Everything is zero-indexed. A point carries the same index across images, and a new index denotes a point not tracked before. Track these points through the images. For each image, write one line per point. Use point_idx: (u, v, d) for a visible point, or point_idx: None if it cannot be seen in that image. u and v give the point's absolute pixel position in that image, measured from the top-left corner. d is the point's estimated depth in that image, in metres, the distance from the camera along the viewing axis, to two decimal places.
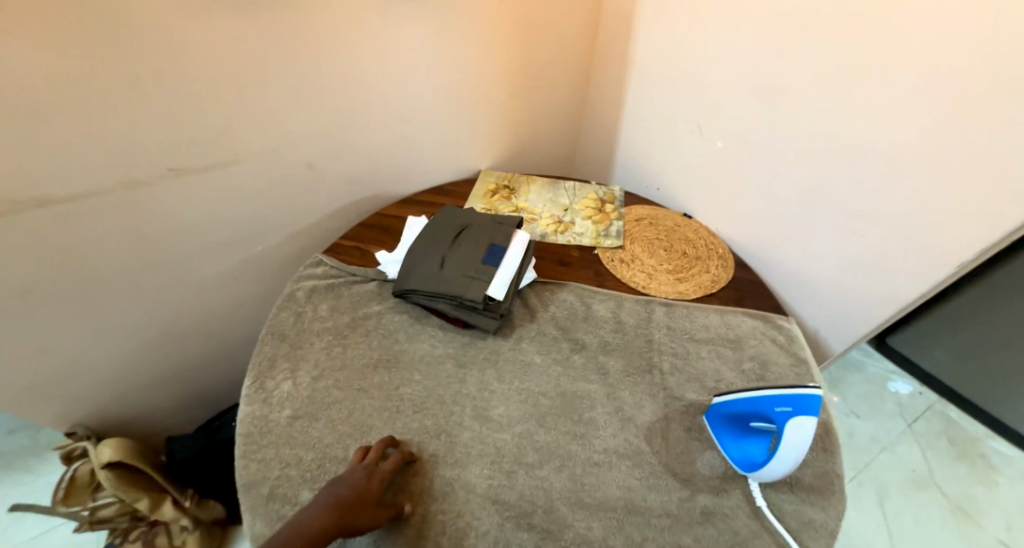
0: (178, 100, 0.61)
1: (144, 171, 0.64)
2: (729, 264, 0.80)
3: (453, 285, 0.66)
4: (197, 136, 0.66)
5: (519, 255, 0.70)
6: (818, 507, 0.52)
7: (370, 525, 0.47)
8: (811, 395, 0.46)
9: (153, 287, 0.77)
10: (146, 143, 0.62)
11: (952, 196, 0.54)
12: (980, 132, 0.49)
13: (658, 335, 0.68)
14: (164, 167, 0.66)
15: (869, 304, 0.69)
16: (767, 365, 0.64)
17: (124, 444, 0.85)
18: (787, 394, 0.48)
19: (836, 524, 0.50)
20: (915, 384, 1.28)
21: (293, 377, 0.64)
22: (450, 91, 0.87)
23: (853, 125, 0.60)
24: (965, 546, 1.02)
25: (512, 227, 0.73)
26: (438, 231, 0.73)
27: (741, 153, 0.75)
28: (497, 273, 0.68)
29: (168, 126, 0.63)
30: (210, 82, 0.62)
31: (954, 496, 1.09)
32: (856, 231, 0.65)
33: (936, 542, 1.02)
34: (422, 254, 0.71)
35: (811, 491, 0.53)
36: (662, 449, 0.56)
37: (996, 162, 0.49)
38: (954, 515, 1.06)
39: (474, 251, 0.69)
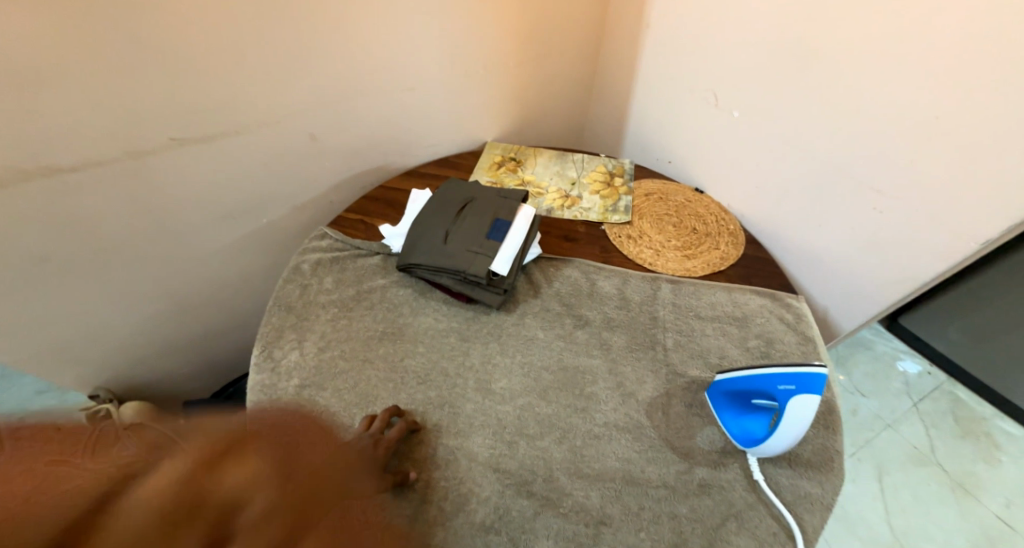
0: (178, 69, 0.60)
1: (147, 141, 0.64)
2: (739, 240, 0.78)
3: (457, 260, 0.66)
4: (199, 106, 0.65)
5: (523, 230, 0.69)
6: (815, 482, 0.52)
7: (377, 490, 0.49)
8: (815, 374, 0.46)
9: (163, 257, 0.79)
10: (148, 112, 0.62)
11: (975, 172, 0.52)
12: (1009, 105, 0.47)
13: (663, 312, 0.68)
14: (167, 137, 0.65)
15: (882, 284, 0.67)
16: (772, 343, 0.64)
17: (144, 407, 0.90)
18: (791, 373, 0.47)
19: (833, 499, 0.51)
20: (926, 364, 1.27)
21: (300, 348, 0.65)
22: (455, 59, 0.84)
23: (875, 97, 0.56)
24: (964, 522, 1.03)
25: (518, 202, 0.73)
26: (442, 205, 0.72)
27: (756, 127, 0.72)
28: (502, 249, 0.67)
29: (169, 96, 0.62)
30: (210, 50, 0.61)
31: (956, 474, 1.09)
32: (873, 208, 0.62)
33: (934, 517, 1.03)
34: (426, 228, 0.70)
35: (810, 467, 0.53)
36: (662, 424, 0.57)
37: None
38: (954, 492, 1.07)
39: (479, 226, 0.69)
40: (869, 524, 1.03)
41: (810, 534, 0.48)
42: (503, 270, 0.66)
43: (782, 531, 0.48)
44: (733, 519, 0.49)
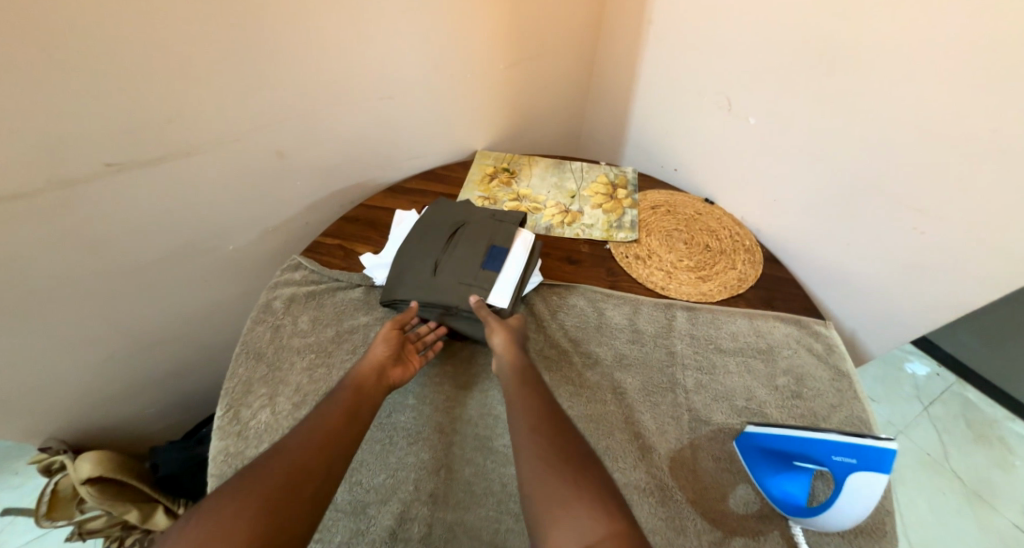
0: (110, 84, 0.51)
1: (75, 168, 0.54)
2: (756, 258, 0.72)
3: (450, 298, 0.58)
4: (140, 126, 0.56)
5: (523, 258, 0.62)
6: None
7: (388, 353, 0.54)
8: (884, 449, 0.39)
9: (112, 297, 0.69)
10: (76, 135, 0.52)
11: None
12: None
13: (680, 346, 0.60)
14: (102, 163, 0.56)
15: (921, 308, 0.60)
16: (803, 381, 0.56)
17: (105, 458, 0.83)
18: (853, 444, 0.41)
19: None
20: (933, 366, 1.19)
21: (271, 405, 0.56)
22: (439, 62, 0.76)
23: (923, 106, 0.49)
24: (982, 532, 0.93)
25: (515, 225, 0.65)
26: (429, 230, 0.64)
27: (777, 135, 0.65)
28: (500, 279, 0.60)
29: (101, 114, 0.52)
30: (149, 60, 0.52)
31: (969, 479, 1.00)
32: (913, 228, 0.56)
33: (951, 529, 0.93)
34: (413, 258, 0.62)
35: (860, 534, 0.44)
36: (690, 485, 0.48)
37: None
38: (969, 500, 0.97)
39: (472, 255, 0.61)
40: None
41: None
42: (502, 303, 0.59)
43: None
44: None
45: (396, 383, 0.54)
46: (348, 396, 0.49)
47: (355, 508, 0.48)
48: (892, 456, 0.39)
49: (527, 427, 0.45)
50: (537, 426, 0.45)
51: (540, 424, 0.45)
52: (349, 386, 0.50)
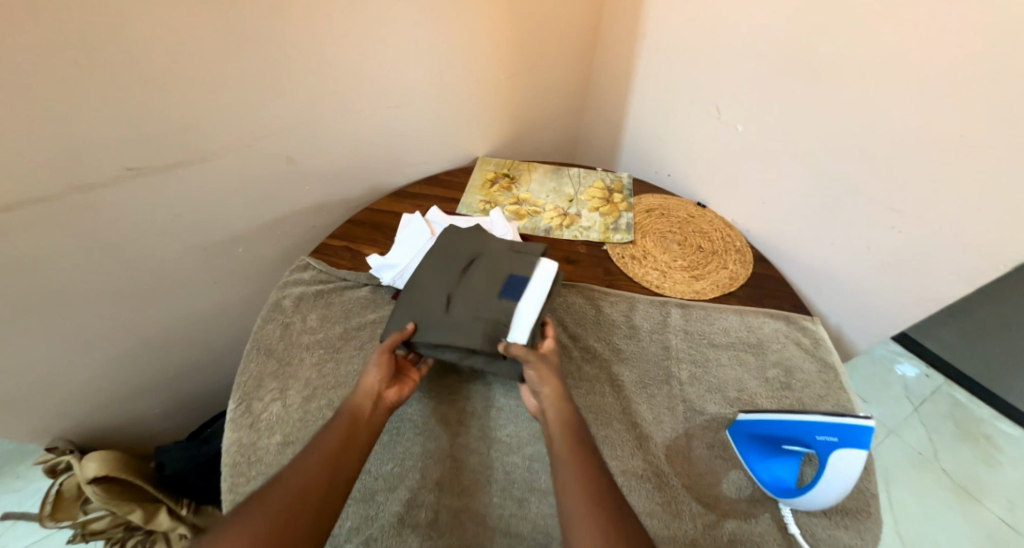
0: (132, 93, 0.53)
1: (95, 172, 0.56)
2: (747, 258, 0.75)
3: (464, 334, 0.53)
4: (157, 134, 0.58)
5: (544, 291, 0.56)
6: (854, 532, 0.45)
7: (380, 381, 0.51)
8: (860, 426, 0.42)
9: (123, 297, 0.71)
10: (98, 141, 0.54)
11: (998, 187, 0.48)
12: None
13: (675, 340, 0.63)
14: (120, 167, 0.58)
15: (902, 304, 0.63)
16: (792, 373, 0.59)
17: (110, 458, 0.84)
18: (835, 424, 0.43)
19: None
20: (922, 367, 1.20)
21: (282, 398, 0.59)
22: (442, 71, 0.79)
23: (896, 112, 0.53)
24: (968, 527, 0.95)
25: (536, 257, 0.60)
26: (443, 262, 0.61)
27: (763, 141, 0.68)
28: (519, 313, 0.54)
29: (121, 121, 0.55)
30: (169, 71, 0.54)
31: (957, 476, 1.02)
32: (891, 227, 0.59)
33: (940, 524, 0.96)
34: (425, 290, 0.58)
35: (845, 514, 0.46)
36: (685, 470, 0.50)
37: None
38: (956, 496, 0.99)
39: (490, 287, 0.57)
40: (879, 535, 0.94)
41: None
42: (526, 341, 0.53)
43: None
44: None
45: (392, 403, 0.52)
46: (345, 423, 0.47)
47: (363, 495, 0.50)
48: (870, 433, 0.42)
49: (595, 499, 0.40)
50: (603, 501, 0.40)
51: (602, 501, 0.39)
52: (346, 417, 0.47)
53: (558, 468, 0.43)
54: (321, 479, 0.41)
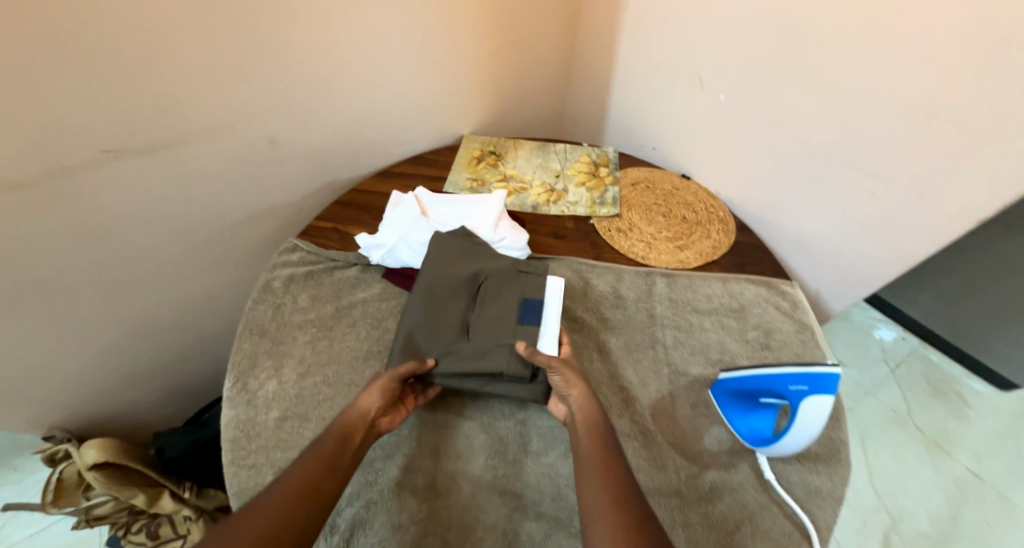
0: (107, 75, 0.52)
1: (73, 156, 0.55)
2: (730, 227, 0.76)
3: (491, 360, 0.53)
4: (134, 115, 0.57)
5: (559, 308, 0.58)
6: (825, 476, 0.48)
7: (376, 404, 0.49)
8: (828, 373, 0.45)
9: (110, 283, 0.71)
10: (74, 124, 0.53)
11: (965, 147, 0.50)
12: (989, 83, 0.45)
13: (660, 308, 0.65)
14: (98, 149, 0.57)
15: (877, 266, 0.65)
16: (772, 334, 0.61)
17: (109, 444, 0.85)
18: (804, 374, 0.45)
19: (845, 492, 0.46)
20: (900, 330, 1.24)
21: (277, 376, 0.60)
22: (424, 46, 0.78)
23: (872, 76, 0.54)
24: (938, 477, 1.01)
25: (542, 275, 0.61)
26: (449, 284, 0.58)
27: (745, 110, 0.69)
28: (542, 332, 0.56)
29: (97, 103, 0.54)
30: (144, 50, 0.53)
31: (929, 432, 1.08)
32: (866, 190, 0.61)
33: (912, 476, 1.01)
34: (436, 318, 0.56)
35: (818, 460, 0.48)
36: (669, 428, 0.52)
37: (1004, 112, 0.46)
38: (928, 450, 1.05)
39: (507, 313, 0.57)
40: (856, 490, 1.00)
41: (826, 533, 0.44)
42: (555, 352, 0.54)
43: (797, 531, 0.44)
44: (747, 523, 0.44)
45: (381, 433, 0.50)
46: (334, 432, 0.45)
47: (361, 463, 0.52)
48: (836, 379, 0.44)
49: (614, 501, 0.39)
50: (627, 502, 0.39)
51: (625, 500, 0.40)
52: (339, 428, 0.46)
53: (582, 470, 0.43)
54: (313, 490, 0.40)
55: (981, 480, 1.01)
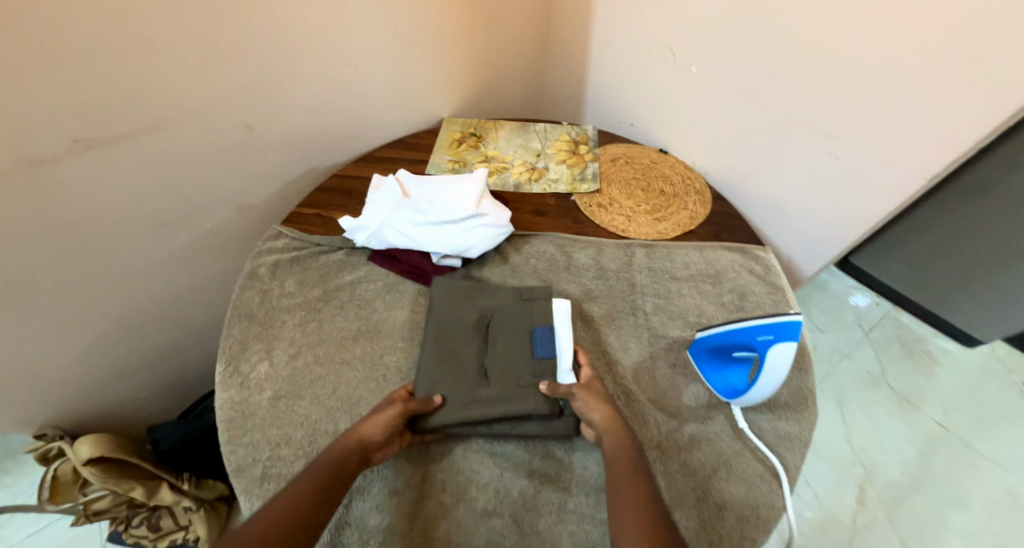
0: (74, 62, 0.51)
1: (44, 147, 0.55)
2: (706, 198, 0.79)
3: (517, 402, 0.51)
4: (105, 103, 0.56)
5: (569, 331, 0.56)
6: (793, 421, 0.51)
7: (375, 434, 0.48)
8: (792, 321, 0.45)
9: (92, 278, 0.70)
10: (43, 114, 0.52)
11: (916, 106, 0.53)
12: (938, 42, 0.48)
13: (639, 277, 0.67)
14: (69, 139, 0.56)
15: (844, 227, 0.68)
16: (746, 296, 0.64)
17: (103, 439, 0.84)
18: (769, 323, 0.46)
19: (811, 435, 0.50)
20: (873, 296, 1.30)
21: (268, 358, 0.61)
22: (399, 27, 0.77)
23: (832, 41, 0.56)
24: (909, 431, 1.07)
25: (547, 299, 0.59)
26: (457, 329, 0.57)
27: (715, 81, 0.71)
28: (557, 360, 0.54)
29: (65, 91, 0.53)
30: (109, 35, 0.52)
31: (901, 389, 1.13)
32: (830, 153, 0.63)
33: (885, 431, 1.07)
34: (453, 370, 0.54)
35: (787, 408, 0.52)
36: (649, 386, 0.55)
37: (951, 67, 0.48)
38: (899, 406, 1.10)
39: (519, 349, 0.55)
40: (832, 446, 1.05)
41: (793, 472, 0.48)
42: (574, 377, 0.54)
43: (767, 471, 0.47)
44: (723, 468, 0.48)
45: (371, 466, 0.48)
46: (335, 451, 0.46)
47: None
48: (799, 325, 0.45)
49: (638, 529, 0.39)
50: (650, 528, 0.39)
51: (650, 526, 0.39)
52: (335, 452, 0.46)
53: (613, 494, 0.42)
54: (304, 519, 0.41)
55: (948, 431, 1.07)
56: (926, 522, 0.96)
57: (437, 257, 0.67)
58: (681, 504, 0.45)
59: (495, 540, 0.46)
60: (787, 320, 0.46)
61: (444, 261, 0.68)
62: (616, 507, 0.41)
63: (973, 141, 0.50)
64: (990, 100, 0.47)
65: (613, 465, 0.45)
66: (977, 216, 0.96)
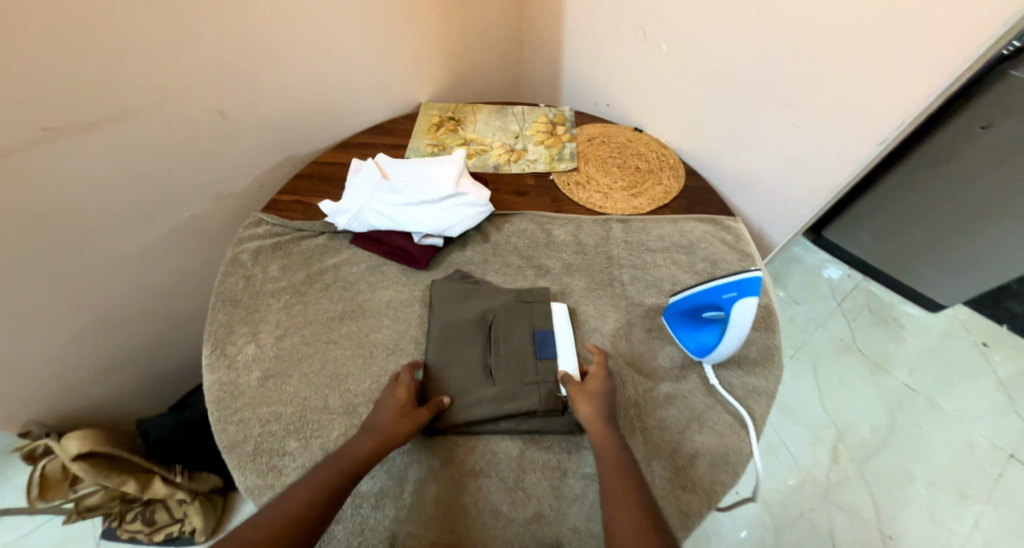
0: (37, 46, 0.50)
1: (12, 135, 0.54)
2: (679, 172, 0.81)
3: (522, 399, 0.53)
4: (73, 88, 0.56)
5: (571, 335, 0.59)
6: (761, 376, 0.57)
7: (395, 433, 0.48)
8: (753, 278, 0.48)
9: (70, 271, 0.70)
10: (10, 102, 0.51)
11: (867, 74, 0.56)
12: (883, 9, 0.50)
13: (617, 250, 0.69)
14: (37, 127, 0.55)
15: (807, 195, 0.71)
16: (717, 264, 0.67)
17: (91, 435, 0.81)
18: (732, 281, 0.49)
19: (776, 388, 0.55)
20: (845, 267, 1.34)
21: (255, 340, 0.62)
22: (373, 10, 0.77)
23: (791, 13, 0.58)
24: (880, 394, 1.12)
25: (546, 302, 0.62)
26: (461, 331, 0.59)
27: (684, 57, 0.73)
28: (560, 361, 0.57)
29: (30, 77, 0.52)
30: (73, 18, 0.51)
31: (872, 355, 1.18)
32: (792, 124, 0.66)
33: (858, 394, 1.12)
34: (456, 369, 0.56)
35: (756, 363, 0.57)
36: (627, 350, 0.58)
37: (896, 32, 0.51)
38: (871, 371, 1.16)
39: (523, 349, 0.57)
40: (807, 411, 1.10)
41: (759, 419, 0.53)
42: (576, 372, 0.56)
43: (736, 422, 0.53)
44: (696, 422, 0.52)
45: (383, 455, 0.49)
46: (372, 447, 0.48)
47: (347, 408, 0.56)
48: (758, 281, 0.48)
49: (632, 528, 0.40)
50: (644, 528, 0.40)
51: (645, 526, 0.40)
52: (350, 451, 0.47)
53: (606, 498, 0.43)
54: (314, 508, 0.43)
55: (916, 391, 1.13)
56: (895, 476, 1.02)
57: (419, 237, 0.68)
58: (657, 456, 0.50)
59: (485, 496, 0.49)
60: (750, 278, 0.49)
61: (426, 240, 0.68)
62: (613, 507, 0.42)
63: (917, 104, 0.53)
64: (935, 62, 0.50)
65: (605, 463, 0.46)
66: (940, 186, 1.00)
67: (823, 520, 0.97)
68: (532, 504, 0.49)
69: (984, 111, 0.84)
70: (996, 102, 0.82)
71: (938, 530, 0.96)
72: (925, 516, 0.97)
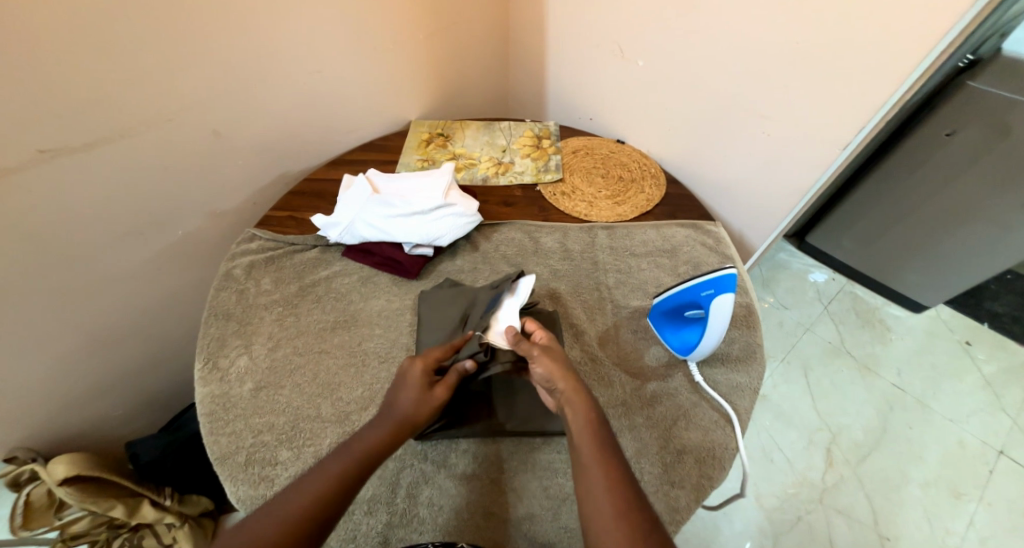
0: (36, 70, 0.53)
1: (10, 157, 0.55)
2: (661, 181, 0.84)
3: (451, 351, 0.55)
4: (68, 110, 0.57)
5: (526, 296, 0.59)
6: (744, 373, 0.58)
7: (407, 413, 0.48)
8: (729, 274, 0.51)
9: (64, 291, 0.70)
10: (9, 123, 0.53)
11: (829, 82, 0.59)
12: (837, 22, 0.54)
13: (602, 255, 0.71)
14: (35, 149, 0.57)
15: (782, 198, 0.74)
16: (700, 266, 0.69)
17: (79, 459, 0.78)
18: (707, 279, 0.51)
19: (759, 384, 0.57)
20: (830, 272, 1.37)
21: (248, 351, 0.62)
22: (362, 34, 0.80)
23: (754, 31, 0.62)
24: (868, 394, 1.14)
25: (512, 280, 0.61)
26: (441, 335, 0.61)
27: (660, 74, 0.77)
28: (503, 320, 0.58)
29: (27, 99, 0.54)
30: (68, 42, 0.54)
31: (860, 356, 1.20)
32: (762, 131, 0.69)
33: (847, 396, 1.14)
34: None
35: (738, 361, 0.59)
36: (614, 352, 0.60)
37: (849, 45, 0.55)
38: (859, 372, 1.17)
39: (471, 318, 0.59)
40: (798, 413, 1.11)
41: (743, 414, 0.55)
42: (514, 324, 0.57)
43: (722, 417, 0.54)
44: (683, 418, 0.54)
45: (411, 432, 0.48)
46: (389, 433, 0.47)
47: (339, 417, 0.57)
48: (731, 277, 0.50)
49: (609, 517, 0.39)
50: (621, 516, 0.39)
51: (624, 514, 0.39)
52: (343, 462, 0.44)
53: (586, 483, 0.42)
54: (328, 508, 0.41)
55: (903, 391, 1.14)
56: (888, 477, 1.02)
57: (409, 247, 0.69)
58: (645, 453, 0.51)
59: (478, 498, 0.50)
60: (724, 275, 0.51)
61: (416, 250, 0.70)
62: (591, 499, 0.41)
63: (873, 110, 0.57)
64: (887, 72, 0.54)
65: (582, 449, 0.44)
66: (912, 190, 1.03)
67: (821, 523, 0.97)
68: (523, 504, 0.50)
69: (949, 118, 0.88)
70: (958, 109, 0.86)
71: (935, 530, 0.96)
72: (920, 516, 0.98)
